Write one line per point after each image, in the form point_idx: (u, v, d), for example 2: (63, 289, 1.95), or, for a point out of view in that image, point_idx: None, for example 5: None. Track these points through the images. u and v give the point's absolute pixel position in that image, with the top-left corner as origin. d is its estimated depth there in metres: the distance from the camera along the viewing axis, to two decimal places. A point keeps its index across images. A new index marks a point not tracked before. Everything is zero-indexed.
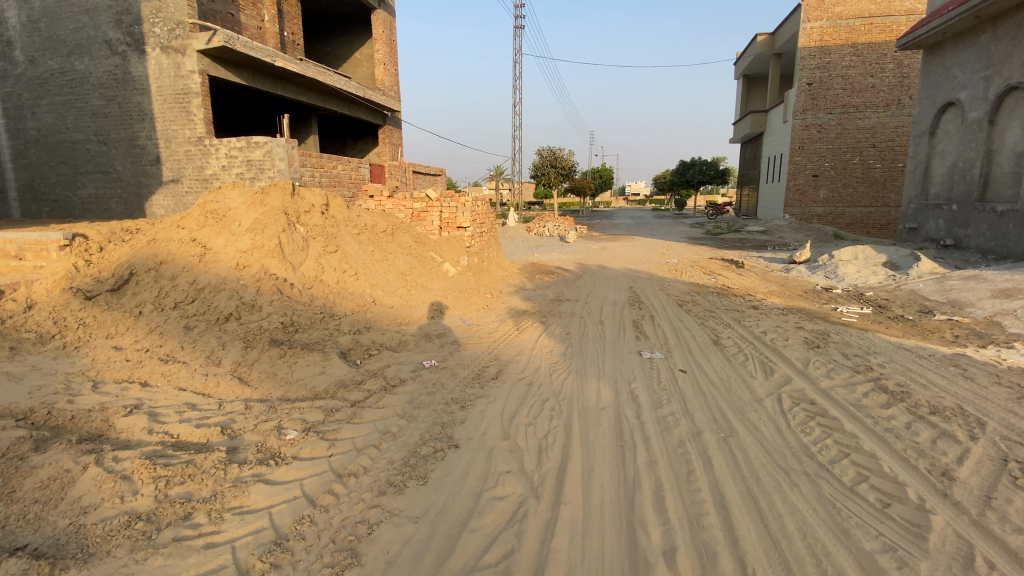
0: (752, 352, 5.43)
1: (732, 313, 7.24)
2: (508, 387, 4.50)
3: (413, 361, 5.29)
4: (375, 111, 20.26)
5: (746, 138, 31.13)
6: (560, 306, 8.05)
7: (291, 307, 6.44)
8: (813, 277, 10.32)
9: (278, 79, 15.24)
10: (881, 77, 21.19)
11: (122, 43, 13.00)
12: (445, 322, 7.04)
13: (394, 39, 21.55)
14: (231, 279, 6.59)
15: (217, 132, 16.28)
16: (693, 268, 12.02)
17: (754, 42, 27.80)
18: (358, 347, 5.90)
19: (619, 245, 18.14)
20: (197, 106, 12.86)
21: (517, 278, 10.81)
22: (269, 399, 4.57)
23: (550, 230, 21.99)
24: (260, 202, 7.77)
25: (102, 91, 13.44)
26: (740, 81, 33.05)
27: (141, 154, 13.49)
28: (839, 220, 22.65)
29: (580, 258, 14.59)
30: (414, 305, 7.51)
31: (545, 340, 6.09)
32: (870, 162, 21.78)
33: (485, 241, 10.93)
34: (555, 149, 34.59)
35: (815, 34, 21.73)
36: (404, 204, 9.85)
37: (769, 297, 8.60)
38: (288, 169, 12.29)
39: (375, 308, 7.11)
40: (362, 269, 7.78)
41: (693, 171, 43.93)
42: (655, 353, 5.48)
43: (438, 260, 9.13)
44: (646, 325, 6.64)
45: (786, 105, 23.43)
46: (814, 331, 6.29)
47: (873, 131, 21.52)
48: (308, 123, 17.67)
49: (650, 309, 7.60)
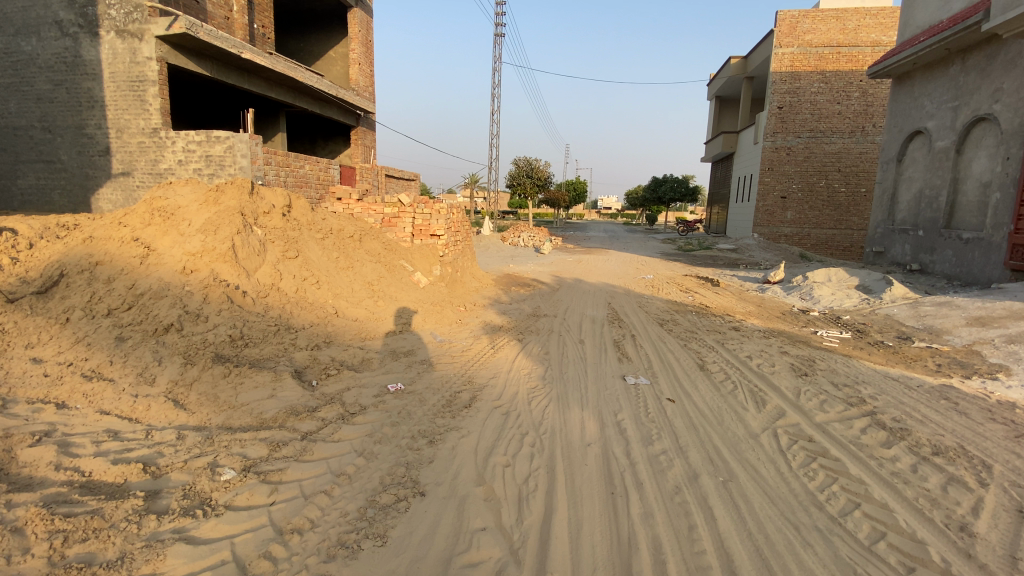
0: (741, 380, 5.13)
1: (715, 335, 6.98)
2: (481, 418, 4.05)
3: (376, 383, 4.77)
4: (347, 112, 19.58)
5: (717, 157, 31.73)
6: (537, 322, 7.63)
7: (242, 319, 5.83)
8: (789, 298, 10.25)
9: (244, 72, 14.49)
10: (847, 104, 21.86)
11: (74, 24, 12.05)
12: (414, 337, 6.53)
13: (370, 40, 20.97)
14: (176, 284, 5.93)
15: (175, 125, 15.30)
16: (669, 285, 11.85)
17: (727, 65, 28.40)
18: (316, 365, 5.33)
19: (594, 258, 17.96)
20: (154, 96, 12.00)
21: (491, 290, 10.38)
22: (207, 428, 3.98)
23: (524, 241, 21.69)
24: (214, 201, 7.12)
25: (49, 74, 12.40)
26: (712, 102, 33.76)
27: (89, 144, 12.50)
28: (805, 241, 23.13)
29: (555, 271, 14.28)
30: (381, 318, 6.96)
31: (522, 361, 5.68)
32: (835, 186, 22.36)
33: (459, 250, 10.45)
34: (531, 159, 34.44)
35: (786, 59, 22.30)
36: (374, 208, 9.29)
37: (748, 318, 8.43)
38: (250, 166, 11.57)
39: (337, 321, 6.53)
40: (324, 278, 7.20)
41: (665, 188, 44.55)
42: (639, 378, 5.13)
43: (409, 269, 8.61)
44: (629, 346, 6.30)
45: (758, 127, 23.92)
46: (799, 357, 6.07)
47: (839, 156, 22.12)
48: (275, 121, 16.88)
49: (630, 328, 7.27)
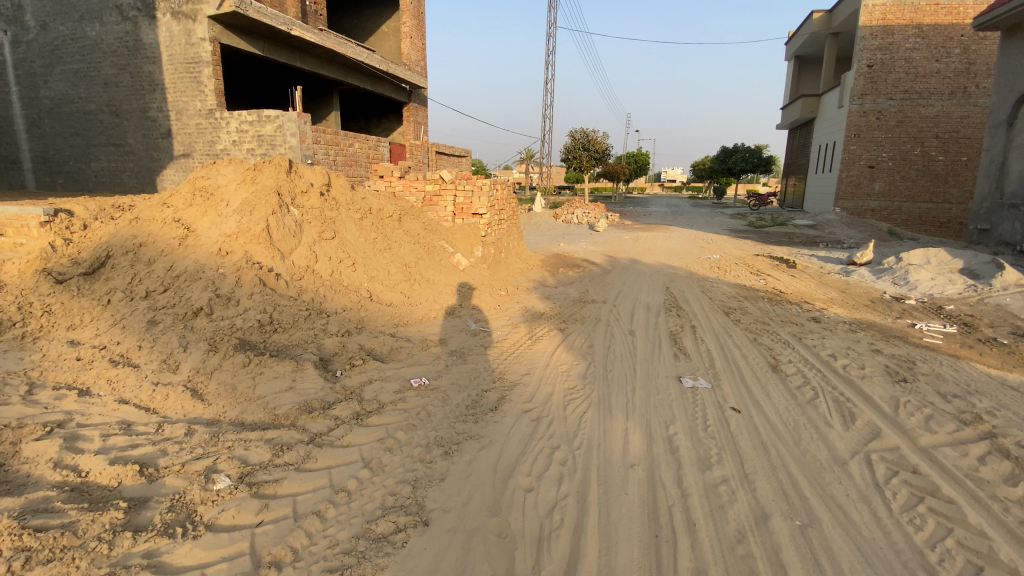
0: (822, 387, 4.32)
1: (790, 328, 6.06)
2: (509, 426, 3.54)
3: (399, 376, 4.37)
4: (399, 88, 19.28)
5: (795, 124, 28.97)
6: (583, 309, 6.99)
7: (272, 301, 5.60)
8: (877, 283, 8.95)
9: (296, 50, 14.43)
10: (946, 62, 19.13)
11: (133, 8, 12.37)
12: (448, 324, 6.09)
13: (422, 11, 20.45)
14: (211, 267, 5.80)
15: (231, 106, 15.57)
16: (736, 267, 10.77)
17: (810, 19, 25.54)
18: (341, 355, 5.01)
19: (652, 236, 16.84)
20: (208, 77, 12.17)
21: (538, 271, 9.81)
22: (218, 423, 3.74)
23: (579, 218, 20.82)
24: (252, 180, 6.94)
25: (114, 59, 12.88)
26: (791, 63, 30.70)
27: (152, 127, 12.95)
28: (895, 216, 20.58)
29: (610, 250, 13.49)
30: (416, 303, 6.56)
31: (564, 355, 5.10)
32: (932, 154, 19.65)
33: (504, 229, 9.90)
34: (589, 131, 32.99)
35: (877, 11, 19.54)
36: (415, 186, 8.89)
37: (830, 306, 7.37)
38: (299, 145, 11.55)
39: (370, 305, 6.20)
40: (361, 259, 6.89)
41: (734, 159, 41.51)
42: (697, 381, 4.43)
43: (449, 251, 8.21)
44: (686, 339, 5.55)
45: (843, 89, 21.41)
46: (895, 358, 5.09)
47: (937, 121, 19.41)
48: (328, 100, 16.88)
49: (689, 317, 6.48)
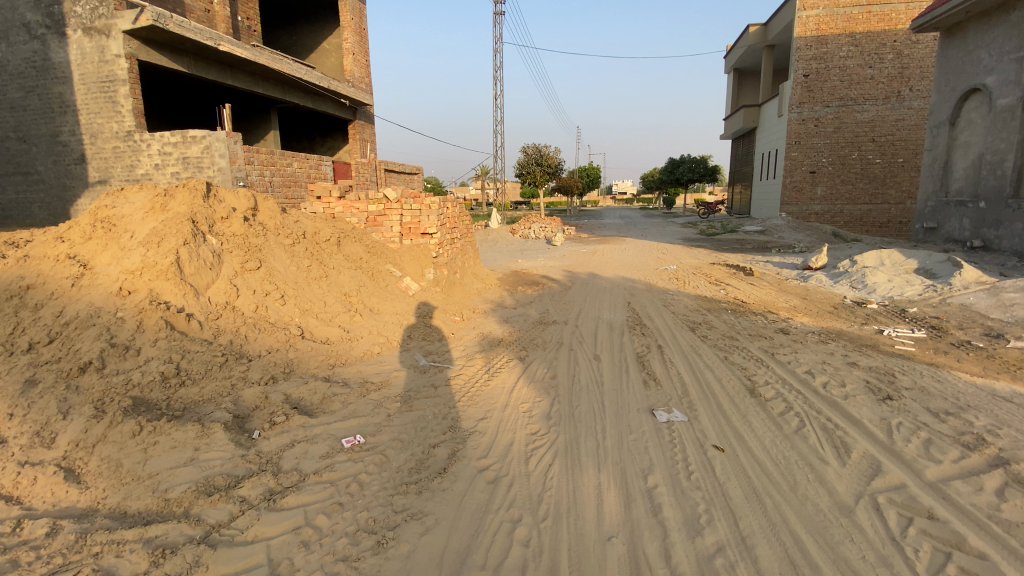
0: (806, 411, 3.94)
1: (761, 343, 5.72)
2: (459, 496, 2.91)
3: (328, 435, 3.67)
4: (342, 105, 18.48)
5: (738, 133, 29.95)
6: (544, 332, 6.45)
7: (181, 349, 4.76)
8: (837, 287, 8.88)
9: (227, 66, 13.47)
10: (880, 68, 19.99)
11: (41, 26, 11.19)
12: (392, 360, 5.39)
13: (364, 27, 19.82)
14: (108, 310, 4.90)
15: (150, 128, 14.28)
16: (694, 277, 10.58)
17: (746, 33, 26.55)
18: (263, 410, 4.25)
19: (610, 248, 16.68)
20: (125, 96, 11.07)
21: (495, 292, 9.25)
22: (91, 516, 2.92)
23: (535, 232, 20.49)
24: (162, 208, 6.07)
25: (21, 81, 11.59)
26: (730, 75, 31.83)
27: (65, 152, 11.68)
28: (838, 218, 21.37)
29: (568, 264, 13.15)
30: (357, 336, 5.81)
31: (524, 390, 4.51)
32: (870, 158, 20.54)
33: (457, 248, 9.30)
34: (541, 146, 32.98)
35: (811, 23, 20.47)
36: (356, 206, 8.17)
37: (795, 315, 7.15)
38: (230, 167, 10.64)
39: (302, 342, 5.43)
40: (292, 290, 6.11)
41: (682, 168, 42.63)
42: (672, 413, 3.95)
43: (396, 275, 7.54)
44: (655, 362, 5.08)
45: (781, 99, 22.19)
46: (874, 371, 4.80)
47: (873, 125, 20.30)
48: (265, 119, 15.88)
49: (656, 336, 6.04)
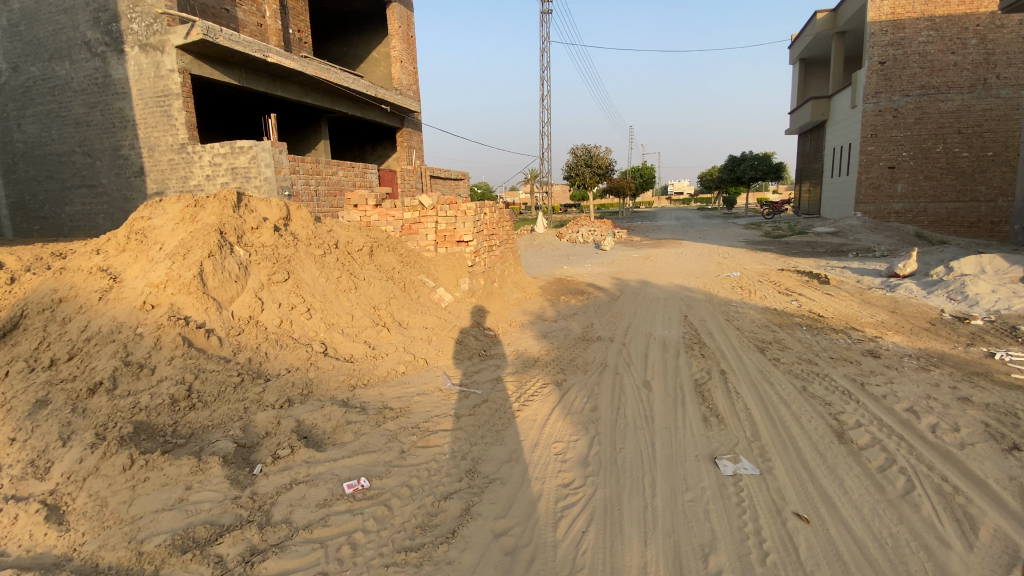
0: (914, 465, 3.11)
1: (846, 369, 4.80)
2: (468, 573, 2.37)
3: (330, 476, 3.22)
4: (390, 114, 18.53)
5: (805, 128, 27.85)
6: (587, 351, 5.77)
7: (195, 367, 4.48)
8: (930, 299, 7.65)
9: (276, 78, 13.69)
10: (963, 54, 17.86)
11: (100, 43, 11.78)
12: (416, 380, 4.88)
13: (412, 34, 19.90)
14: (129, 326, 4.71)
15: (204, 140, 14.71)
16: (760, 285, 9.54)
17: (814, 20, 24.62)
18: (271, 439, 3.87)
19: (664, 253, 15.70)
20: (179, 109, 11.41)
21: (536, 302, 8.67)
22: (61, 569, 2.58)
23: (584, 236, 19.68)
24: (192, 218, 5.91)
25: (83, 97, 12.25)
26: (796, 66, 29.72)
27: (125, 165, 12.20)
28: (921, 218, 19.11)
29: (618, 270, 12.36)
30: (382, 354, 5.32)
31: (561, 425, 3.89)
32: (955, 151, 18.33)
33: (496, 256, 8.81)
34: (591, 147, 32.07)
35: (888, 4, 18.61)
36: (392, 214, 7.82)
37: (885, 333, 6.10)
38: (275, 176, 10.67)
39: (322, 360, 5.03)
40: (319, 303, 5.76)
41: (743, 167, 40.36)
42: (739, 465, 3.22)
43: (430, 285, 7.12)
44: (718, 393, 4.31)
45: (855, 88, 20.29)
46: (999, 409, 3.83)
47: (958, 115, 18.10)
48: (315, 129, 16.07)
49: (717, 358, 5.24)
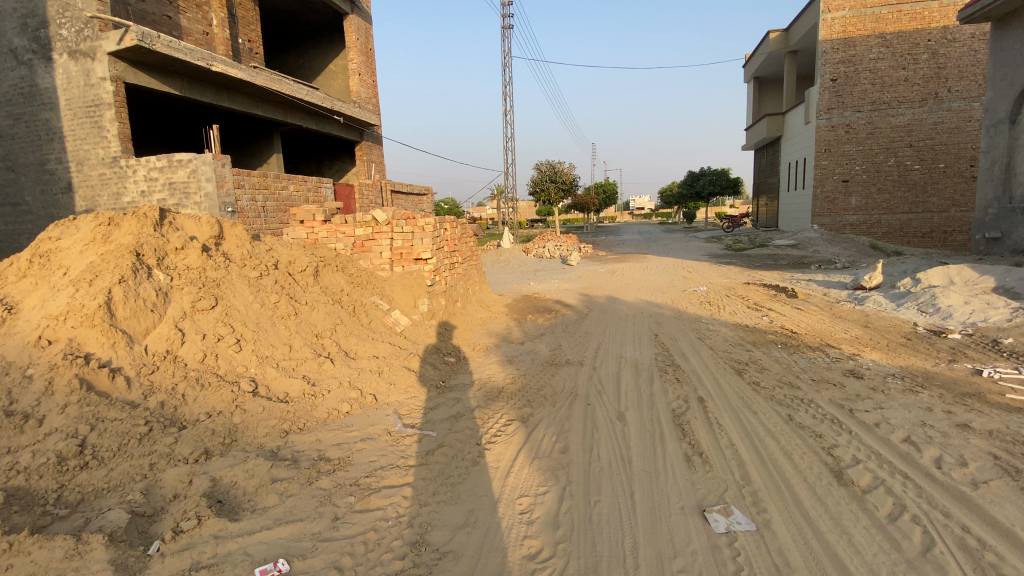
0: (925, 513, 2.76)
1: (831, 394, 4.48)
2: None
3: (242, 558, 2.58)
4: (349, 127, 17.87)
5: (759, 144, 28.69)
6: (555, 378, 5.26)
7: (94, 413, 3.72)
8: (901, 312, 7.55)
9: (223, 88, 12.88)
10: (914, 69, 18.62)
11: (28, 51, 10.75)
12: (360, 423, 4.25)
13: (371, 48, 19.41)
14: (17, 366, 3.92)
15: (139, 152, 13.73)
16: (728, 300, 9.36)
17: (766, 40, 25.41)
18: (178, 505, 3.18)
19: (630, 267, 15.54)
20: (111, 121, 10.45)
21: (501, 323, 8.14)
22: None
23: (550, 251, 19.38)
24: (105, 238, 5.14)
25: (8, 108, 11.05)
26: (750, 85, 30.72)
27: (52, 181, 11.04)
28: (875, 229, 19.74)
29: (585, 286, 12.02)
30: (323, 391, 4.64)
31: (525, 474, 3.36)
32: (907, 164, 19.02)
33: (457, 274, 8.28)
34: (554, 163, 32.09)
35: (837, 25, 19.31)
36: (342, 230, 7.17)
37: (866, 351, 5.86)
38: (217, 191, 9.86)
39: (251, 401, 4.34)
40: (252, 333, 5.05)
41: (702, 181, 41.34)
42: (733, 518, 2.79)
43: (384, 308, 6.50)
44: (699, 426, 3.89)
45: (808, 105, 20.93)
46: (999, 437, 3.56)
47: (909, 129, 18.83)
48: (268, 142, 15.25)
49: (694, 383, 4.84)
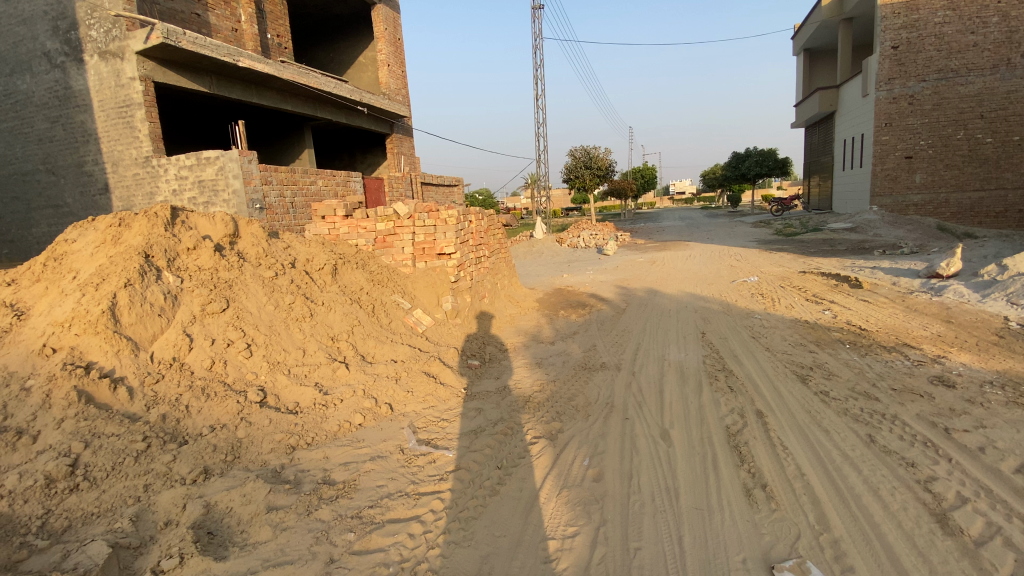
0: None
1: (920, 408, 3.76)
2: None
3: None
4: (378, 120, 17.66)
5: (811, 121, 26.81)
6: (589, 385, 4.72)
7: (90, 428, 3.45)
8: (987, 304, 6.55)
9: (252, 84, 12.81)
10: (983, 34, 16.81)
11: (60, 53, 10.92)
12: (372, 438, 3.85)
13: (399, 37, 19.07)
14: (17, 376, 3.72)
15: (171, 151, 13.93)
16: (783, 292, 8.51)
17: (818, 8, 23.53)
18: (168, 536, 2.86)
19: (671, 256, 14.70)
20: (141, 120, 10.52)
21: (531, 320, 7.65)
22: None
23: (585, 241, 18.67)
24: (115, 240, 4.95)
25: (45, 111, 11.30)
26: (801, 57, 28.68)
27: (90, 183, 11.25)
28: (942, 209, 17.94)
29: (623, 278, 11.38)
30: (335, 400, 4.26)
31: (552, 510, 2.87)
32: (978, 137, 17.22)
33: (484, 269, 7.84)
34: (590, 149, 31.10)
35: None
36: (363, 225, 6.81)
37: (956, 352, 5.00)
38: (245, 188, 9.72)
39: (258, 413, 4.01)
40: (264, 336, 4.74)
41: (748, 163, 39.23)
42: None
43: (406, 306, 6.12)
44: (759, 449, 3.30)
45: (866, 76, 19.23)
46: None
47: (980, 99, 16.99)
48: (299, 137, 15.18)
49: (749, 393, 4.21)
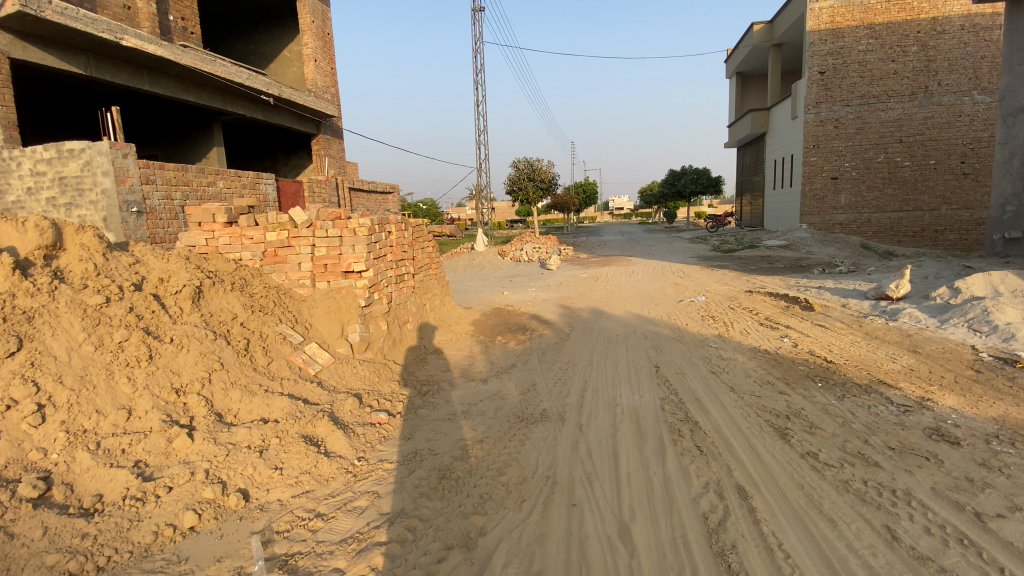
0: None
1: (935, 478, 3.01)
2: None
3: None
4: (303, 118, 16.00)
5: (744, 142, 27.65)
6: (526, 447, 3.66)
7: None
8: (947, 331, 6.17)
9: (141, 69, 10.96)
10: (903, 62, 17.54)
11: None
12: (201, 554, 2.59)
13: (328, 32, 17.53)
14: None
15: (26, 141, 11.76)
16: (733, 314, 7.93)
17: (750, 32, 24.17)
18: None
19: (616, 271, 14.09)
20: None
21: (462, 348, 6.54)
22: None
23: (528, 254, 17.85)
24: None
25: None
26: (733, 80, 29.62)
27: None
28: (865, 229, 18.65)
29: (567, 295, 10.51)
30: (158, 491, 2.92)
31: None
32: (897, 160, 17.96)
33: (406, 289, 6.68)
34: (533, 160, 30.55)
35: (825, 14, 18.09)
36: (249, 235, 5.50)
37: (944, 394, 4.37)
38: (117, 188, 7.79)
39: (28, 519, 2.54)
40: (70, 391, 3.24)
41: (684, 181, 40.26)
42: None
43: (297, 339, 4.86)
44: (754, 560, 2.39)
45: (795, 99, 19.76)
46: None
47: (899, 124, 17.76)
48: (206, 135, 13.37)
49: (725, 458, 3.32)
